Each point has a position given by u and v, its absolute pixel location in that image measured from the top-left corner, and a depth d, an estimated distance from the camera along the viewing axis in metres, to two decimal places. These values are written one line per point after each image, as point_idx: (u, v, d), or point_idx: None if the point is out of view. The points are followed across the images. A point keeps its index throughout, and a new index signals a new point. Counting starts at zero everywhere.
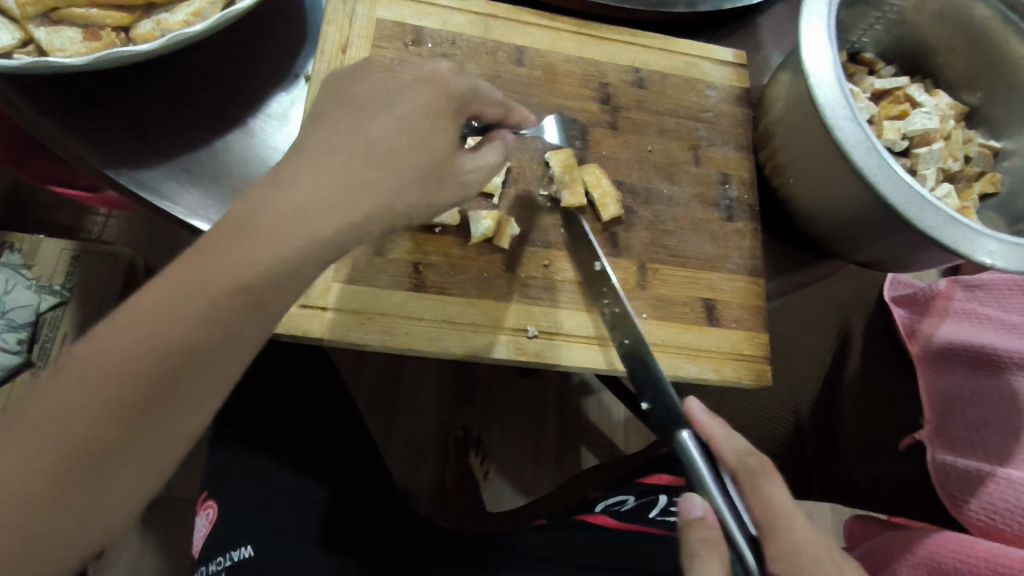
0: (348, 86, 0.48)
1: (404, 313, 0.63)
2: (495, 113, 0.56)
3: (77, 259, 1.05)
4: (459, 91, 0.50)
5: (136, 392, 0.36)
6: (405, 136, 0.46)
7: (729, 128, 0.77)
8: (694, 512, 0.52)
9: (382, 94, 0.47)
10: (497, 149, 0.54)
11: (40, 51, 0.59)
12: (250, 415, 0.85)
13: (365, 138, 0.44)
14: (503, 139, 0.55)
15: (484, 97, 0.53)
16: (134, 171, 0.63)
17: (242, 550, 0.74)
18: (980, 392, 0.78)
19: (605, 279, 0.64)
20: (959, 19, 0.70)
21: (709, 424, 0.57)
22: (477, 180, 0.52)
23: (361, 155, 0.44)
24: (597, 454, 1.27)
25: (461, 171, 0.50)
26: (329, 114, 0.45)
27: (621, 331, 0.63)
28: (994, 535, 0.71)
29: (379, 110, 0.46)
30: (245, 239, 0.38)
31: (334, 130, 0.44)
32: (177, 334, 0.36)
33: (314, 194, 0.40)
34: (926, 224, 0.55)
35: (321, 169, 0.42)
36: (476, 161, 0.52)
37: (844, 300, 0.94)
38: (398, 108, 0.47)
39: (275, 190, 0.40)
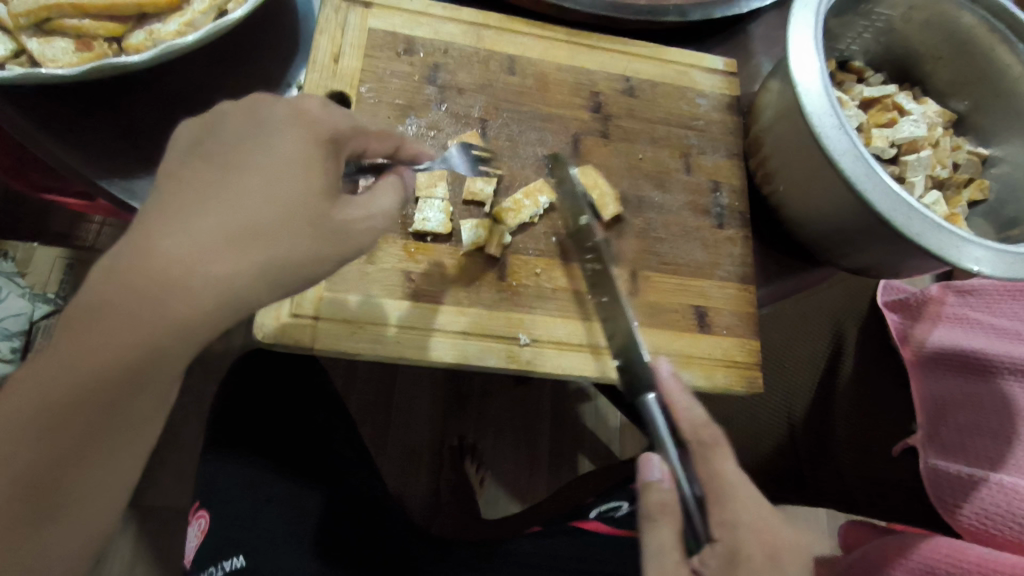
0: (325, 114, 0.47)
1: (395, 321, 0.63)
2: (384, 148, 0.53)
3: (71, 267, 1.05)
4: (337, 130, 0.47)
5: (114, 387, 0.38)
6: (277, 192, 0.42)
7: (720, 136, 0.78)
8: (652, 474, 0.53)
9: (273, 135, 0.44)
10: (393, 188, 0.50)
11: (33, 62, 0.59)
12: (243, 423, 0.86)
13: (313, 159, 0.44)
14: (399, 177, 0.52)
15: (365, 132, 0.50)
16: (127, 181, 0.63)
17: (234, 560, 0.74)
18: (969, 397, 0.78)
19: (591, 234, 0.64)
20: (945, 27, 0.71)
21: (673, 387, 0.58)
22: (370, 228, 0.47)
23: (227, 222, 0.40)
24: (592, 461, 1.27)
25: (343, 220, 0.46)
26: (282, 128, 0.44)
27: (601, 289, 0.64)
28: (986, 539, 0.69)
29: (240, 161, 0.42)
30: (184, 266, 0.38)
31: (293, 147, 0.43)
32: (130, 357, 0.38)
33: (261, 215, 0.41)
34: (913, 231, 0.56)
35: (185, 237, 0.38)
36: (363, 205, 0.47)
37: (833, 305, 0.96)
38: (268, 158, 0.43)
39: (223, 209, 0.40)
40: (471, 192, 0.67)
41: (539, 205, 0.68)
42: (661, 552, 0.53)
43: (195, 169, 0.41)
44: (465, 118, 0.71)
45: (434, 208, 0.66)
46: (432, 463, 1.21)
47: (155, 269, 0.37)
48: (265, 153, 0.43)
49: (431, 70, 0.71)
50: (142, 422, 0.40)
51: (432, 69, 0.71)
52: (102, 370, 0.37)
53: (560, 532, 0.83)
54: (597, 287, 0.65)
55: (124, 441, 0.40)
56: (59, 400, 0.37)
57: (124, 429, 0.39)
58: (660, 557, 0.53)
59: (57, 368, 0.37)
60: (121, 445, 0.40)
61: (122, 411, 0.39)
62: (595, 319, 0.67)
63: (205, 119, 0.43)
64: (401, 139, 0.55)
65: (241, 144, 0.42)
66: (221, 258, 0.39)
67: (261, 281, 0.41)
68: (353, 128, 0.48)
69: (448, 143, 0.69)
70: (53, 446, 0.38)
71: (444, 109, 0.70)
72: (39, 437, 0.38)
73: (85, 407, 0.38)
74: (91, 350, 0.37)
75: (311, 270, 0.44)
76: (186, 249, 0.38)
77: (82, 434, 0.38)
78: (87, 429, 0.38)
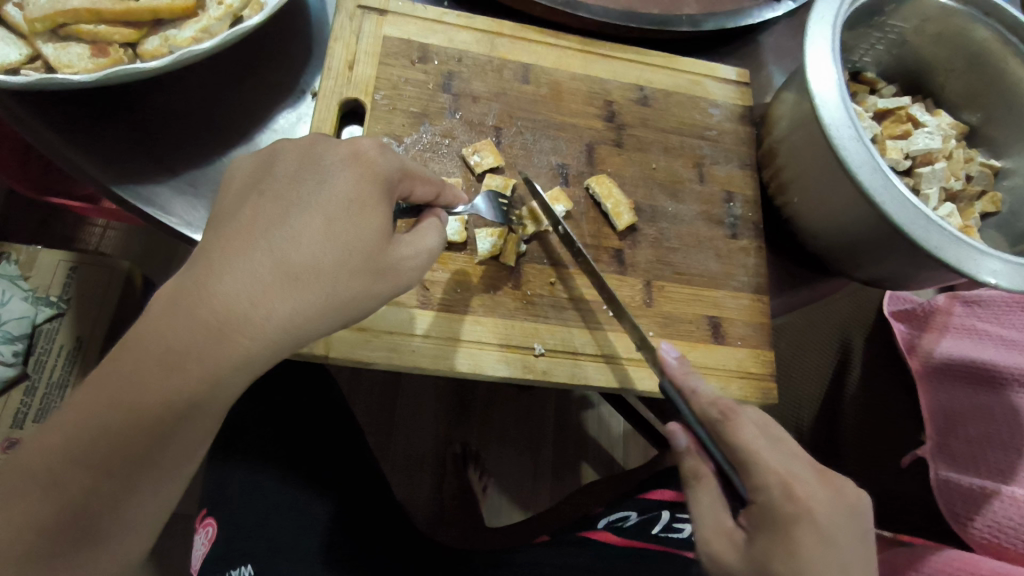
0: (362, 144, 0.48)
1: (409, 331, 0.62)
2: (428, 192, 0.53)
3: (74, 271, 1.03)
4: (386, 172, 0.48)
5: (168, 417, 0.39)
6: (328, 232, 0.43)
7: (732, 146, 0.78)
8: (678, 443, 0.56)
9: (315, 176, 0.45)
10: (435, 227, 0.52)
11: (47, 67, 0.59)
12: (252, 431, 0.85)
13: (368, 198, 0.46)
14: (438, 218, 0.53)
15: (413, 176, 0.51)
16: (139, 186, 0.63)
17: (242, 570, 0.73)
18: (980, 409, 0.79)
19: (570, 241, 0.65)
20: (959, 40, 0.71)
21: (678, 371, 0.58)
22: (417, 265, 0.49)
23: (280, 260, 0.42)
24: (595, 470, 1.26)
25: (396, 258, 0.47)
26: (340, 167, 0.46)
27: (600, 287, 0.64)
28: (1000, 553, 0.71)
29: (291, 204, 0.43)
30: (233, 318, 0.40)
31: (347, 185, 0.45)
32: (179, 391, 0.39)
33: (318, 253, 0.43)
34: (932, 244, 0.55)
35: (240, 275, 0.40)
36: (412, 244, 0.49)
37: (842, 318, 0.94)
38: (318, 195, 0.44)
39: (282, 244, 0.42)
40: None
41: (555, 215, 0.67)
42: (708, 518, 0.54)
43: (255, 205, 0.43)
44: (479, 126, 0.71)
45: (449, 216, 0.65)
46: (435, 468, 1.20)
47: (210, 302, 0.40)
48: (320, 187, 0.45)
49: (445, 78, 0.71)
50: (188, 438, 0.41)
51: (447, 77, 0.71)
52: (157, 391, 0.39)
53: (568, 543, 0.83)
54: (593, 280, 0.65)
55: (168, 458, 0.40)
56: (111, 417, 0.39)
57: (171, 444, 0.40)
58: (708, 523, 0.54)
59: (110, 391, 0.39)
60: (166, 462, 0.40)
61: (170, 428, 0.40)
62: (601, 328, 0.66)
63: (257, 160, 0.46)
64: (443, 184, 0.55)
65: (294, 180, 0.44)
66: (275, 297, 0.41)
67: (313, 314, 0.43)
68: (404, 170, 0.49)
69: (463, 151, 0.69)
70: (96, 465, 0.39)
71: (458, 117, 0.70)
72: (81, 467, 0.38)
73: (135, 422, 0.39)
74: (147, 369, 0.39)
75: (361, 306, 0.46)
76: (236, 282, 0.40)
77: (130, 451, 0.39)
78: (126, 464, 0.39)
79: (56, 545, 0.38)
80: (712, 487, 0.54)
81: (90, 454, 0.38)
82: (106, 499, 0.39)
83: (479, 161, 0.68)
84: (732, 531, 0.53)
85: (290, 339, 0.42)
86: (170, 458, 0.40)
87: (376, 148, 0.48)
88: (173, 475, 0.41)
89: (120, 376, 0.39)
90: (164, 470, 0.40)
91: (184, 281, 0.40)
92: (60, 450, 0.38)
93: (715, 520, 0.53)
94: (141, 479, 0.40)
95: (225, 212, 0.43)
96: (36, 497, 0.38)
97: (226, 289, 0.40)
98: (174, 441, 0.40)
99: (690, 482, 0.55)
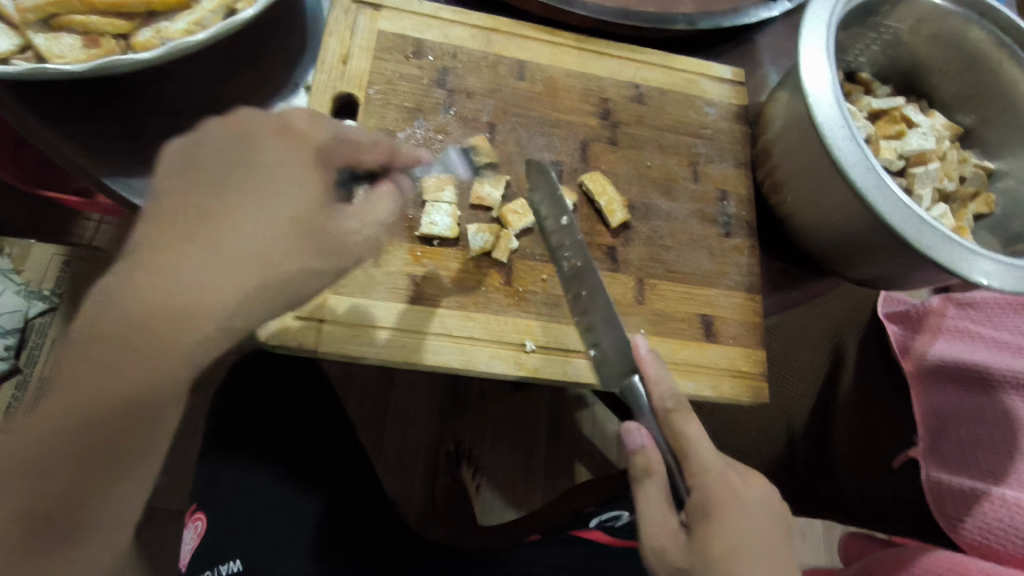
0: (293, 116, 0.48)
1: (402, 325, 0.62)
2: (377, 158, 0.52)
3: (67, 265, 1.03)
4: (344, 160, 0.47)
5: (142, 404, 0.39)
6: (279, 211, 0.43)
7: (727, 145, 0.78)
8: (634, 442, 0.53)
9: (269, 158, 0.45)
10: (387, 196, 0.50)
11: (38, 57, 0.58)
12: (244, 426, 0.86)
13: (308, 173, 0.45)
14: (393, 184, 0.51)
15: (355, 143, 0.49)
16: (130, 178, 0.63)
17: (230, 565, 0.71)
18: (972, 410, 0.79)
19: (571, 233, 0.63)
20: (954, 41, 0.71)
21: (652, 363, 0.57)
22: (364, 238, 0.47)
23: (234, 237, 0.41)
24: (589, 469, 1.26)
25: (340, 230, 0.46)
26: (272, 142, 0.46)
27: (580, 284, 0.63)
28: (989, 554, 0.71)
29: (248, 186, 0.43)
30: (200, 300, 0.39)
31: (281, 158, 0.45)
32: (147, 375, 0.39)
33: (276, 230, 0.43)
34: (924, 244, 0.55)
35: (199, 256, 0.40)
36: (357, 216, 0.47)
37: (837, 318, 0.94)
38: (289, 177, 0.44)
39: (239, 222, 0.42)
40: (477, 196, 0.67)
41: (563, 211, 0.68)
42: (653, 516, 0.52)
43: (209, 186, 0.43)
44: (474, 122, 0.70)
45: (441, 212, 0.65)
46: (428, 465, 1.21)
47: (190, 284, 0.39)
48: (268, 161, 0.45)
49: (440, 74, 0.71)
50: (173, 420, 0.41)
51: (441, 73, 0.71)
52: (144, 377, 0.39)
53: (559, 542, 0.82)
54: (575, 284, 0.64)
55: (152, 443, 0.40)
56: (98, 400, 0.38)
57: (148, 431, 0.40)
58: (653, 522, 0.51)
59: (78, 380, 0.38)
60: (151, 445, 0.40)
61: (143, 415, 0.39)
62: None
63: (216, 138, 0.45)
64: (396, 146, 0.54)
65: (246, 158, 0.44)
66: (227, 274, 0.40)
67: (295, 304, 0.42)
68: (339, 138, 0.48)
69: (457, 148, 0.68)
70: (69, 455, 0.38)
71: (453, 112, 0.70)
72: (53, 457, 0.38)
73: (120, 405, 0.38)
74: (113, 351, 0.38)
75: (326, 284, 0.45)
76: (223, 264, 0.40)
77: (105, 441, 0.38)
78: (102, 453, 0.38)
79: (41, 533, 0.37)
80: (659, 485, 0.52)
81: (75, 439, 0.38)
82: (87, 489, 0.38)
83: None
84: (675, 528, 0.51)
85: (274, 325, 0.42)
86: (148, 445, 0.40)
87: (310, 122, 0.48)
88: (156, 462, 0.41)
89: (88, 359, 0.38)
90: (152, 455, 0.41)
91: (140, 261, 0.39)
92: (31, 440, 0.38)
93: (659, 517, 0.51)
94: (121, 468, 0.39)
95: None
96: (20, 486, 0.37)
97: (189, 268, 0.40)
98: (150, 429, 0.40)
99: (640, 482, 0.52)
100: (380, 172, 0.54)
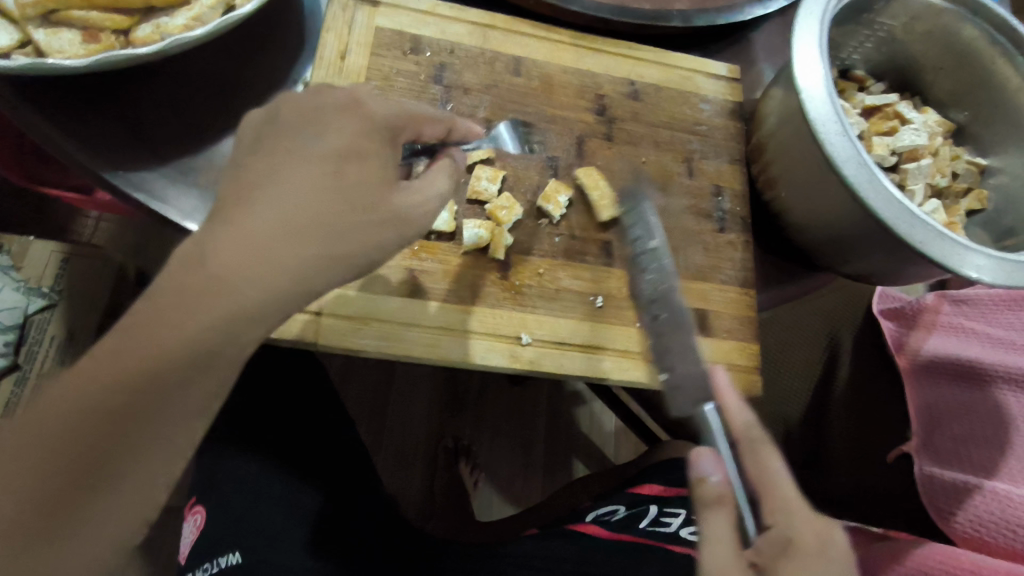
0: (361, 93, 0.48)
1: (399, 317, 0.63)
2: (436, 132, 0.54)
3: (66, 262, 1.04)
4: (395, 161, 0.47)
5: (156, 407, 0.37)
6: (304, 197, 0.42)
7: (722, 141, 0.78)
8: (703, 466, 0.49)
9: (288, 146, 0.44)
10: (445, 169, 0.52)
11: (38, 53, 0.59)
12: (243, 421, 0.86)
13: (362, 153, 0.45)
14: (450, 159, 0.53)
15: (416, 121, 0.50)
16: (130, 173, 0.63)
17: (230, 557, 0.74)
18: (965, 405, 0.80)
19: (657, 257, 0.65)
20: (947, 39, 0.71)
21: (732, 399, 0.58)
22: (427, 211, 0.49)
23: (255, 222, 0.40)
24: (586, 465, 1.27)
25: (403, 204, 0.47)
26: (340, 117, 0.46)
27: (659, 305, 0.65)
28: (979, 547, 0.72)
29: (269, 174, 0.42)
30: (209, 287, 0.38)
31: (342, 138, 0.45)
32: (157, 373, 0.37)
33: (319, 214, 0.42)
34: (915, 239, 0.56)
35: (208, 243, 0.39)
36: (418, 191, 0.48)
37: (828, 316, 0.93)
38: (317, 150, 0.44)
39: (282, 202, 0.41)
40: (474, 190, 0.68)
41: (560, 206, 0.69)
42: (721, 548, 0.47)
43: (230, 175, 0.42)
44: (470, 118, 0.71)
45: None
46: (426, 461, 1.21)
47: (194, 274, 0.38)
48: (312, 147, 0.44)
49: (437, 70, 0.71)
50: (176, 417, 0.38)
51: (438, 69, 0.71)
52: (146, 372, 0.37)
53: (556, 535, 0.83)
54: (654, 304, 0.65)
55: (160, 448, 0.38)
56: (100, 395, 0.36)
57: (161, 435, 0.38)
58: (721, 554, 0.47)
59: (97, 373, 0.37)
60: (154, 444, 0.38)
61: (157, 418, 0.38)
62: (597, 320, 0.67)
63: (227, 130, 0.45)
64: (453, 120, 0.57)
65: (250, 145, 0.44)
66: (245, 256, 0.39)
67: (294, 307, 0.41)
68: (406, 115, 0.49)
69: None
70: (83, 455, 0.36)
71: (450, 108, 0.70)
72: (59, 457, 0.36)
73: (136, 408, 0.37)
74: (123, 345, 0.37)
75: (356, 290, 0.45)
76: (230, 253, 0.39)
77: (118, 440, 0.37)
78: (114, 453, 0.37)
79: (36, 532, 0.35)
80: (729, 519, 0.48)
81: (77, 434, 0.36)
82: (96, 486, 0.37)
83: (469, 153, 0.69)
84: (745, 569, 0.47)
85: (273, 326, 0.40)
86: (160, 450, 0.38)
87: (375, 99, 0.48)
88: (159, 465, 0.38)
89: (106, 354, 0.37)
90: (155, 456, 0.38)
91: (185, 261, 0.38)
92: (31, 429, 0.36)
93: (727, 553, 0.47)
94: (127, 473, 0.37)
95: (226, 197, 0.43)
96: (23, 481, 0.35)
97: (197, 255, 0.38)
98: (160, 434, 0.38)
99: (709, 508, 0.48)
100: (438, 146, 0.58)
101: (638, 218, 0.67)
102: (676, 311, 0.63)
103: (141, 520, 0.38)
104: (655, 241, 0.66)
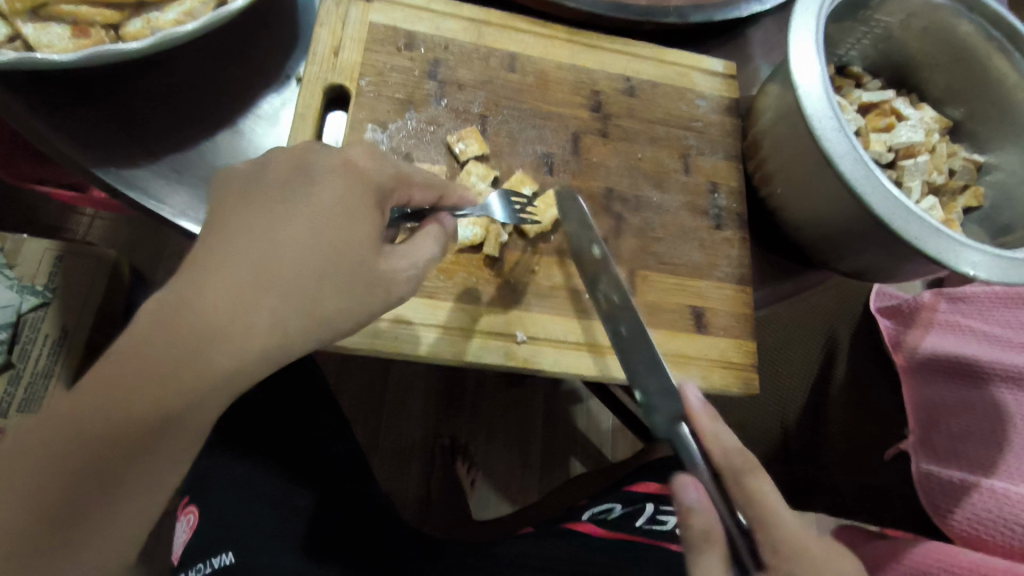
0: (352, 153, 0.47)
1: (391, 315, 0.62)
2: (427, 198, 0.52)
3: (60, 261, 1.03)
4: (381, 177, 0.47)
5: (154, 421, 0.36)
6: (287, 241, 0.41)
7: (718, 137, 0.78)
8: (688, 496, 0.49)
9: (282, 180, 0.44)
10: (433, 234, 0.50)
11: (28, 47, 0.58)
12: (239, 421, 0.86)
13: (353, 210, 0.44)
14: (439, 224, 0.51)
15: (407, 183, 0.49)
16: (122, 170, 0.62)
17: (223, 557, 0.72)
18: (963, 403, 0.79)
19: (604, 266, 0.62)
20: (943, 36, 0.71)
21: (701, 408, 0.54)
22: (409, 279, 0.48)
23: (234, 262, 0.39)
24: (582, 464, 1.26)
25: (389, 269, 0.46)
26: (326, 176, 0.45)
27: (620, 319, 0.61)
28: (977, 544, 0.72)
29: (258, 212, 0.42)
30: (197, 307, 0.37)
31: (335, 194, 0.44)
32: (156, 387, 0.36)
33: (309, 269, 0.41)
34: (912, 235, 0.56)
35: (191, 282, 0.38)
36: (405, 255, 0.48)
37: (829, 313, 0.95)
38: (315, 187, 0.44)
39: (270, 255, 0.40)
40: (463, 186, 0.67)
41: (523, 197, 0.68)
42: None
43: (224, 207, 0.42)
44: (465, 114, 0.70)
45: None
46: (423, 460, 1.20)
47: (195, 301, 0.37)
48: (307, 197, 0.43)
49: (431, 66, 0.71)
50: (190, 420, 0.37)
51: (433, 65, 0.71)
52: (156, 379, 0.36)
53: (551, 534, 0.81)
54: (614, 319, 0.61)
55: (161, 465, 0.37)
56: (105, 402, 0.35)
57: (158, 453, 0.36)
58: None
59: (88, 390, 0.35)
60: (156, 460, 0.36)
61: (157, 434, 0.36)
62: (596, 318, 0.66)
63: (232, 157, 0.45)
64: (444, 187, 0.55)
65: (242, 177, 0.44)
66: (221, 289, 0.38)
67: (298, 323, 0.41)
68: (397, 178, 0.48)
69: (447, 139, 0.68)
70: (73, 474, 0.34)
71: (444, 104, 0.70)
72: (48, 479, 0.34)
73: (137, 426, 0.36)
74: (122, 361, 0.36)
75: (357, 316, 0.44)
76: (216, 297, 0.38)
77: (113, 457, 0.35)
78: (111, 472, 0.35)
79: (38, 544, 0.34)
80: (724, 550, 0.48)
81: (73, 452, 0.34)
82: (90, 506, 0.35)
83: (463, 149, 0.68)
84: None
85: (281, 347, 0.40)
86: (160, 467, 0.37)
87: (366, 155, 0.47)
88: (165, 469, 0.37)
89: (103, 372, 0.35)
90: (162, 461, 0.37)
91: (179, 291, 0.38)
92: (14, 449, 0.34)
93: None
94: (123, 492, 0.36)
95: (216, 217, 0.42)
96: (21, 491, 0.34)
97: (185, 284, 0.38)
98: (158, 451, 0.36)
99: (700, 547, 0.48)
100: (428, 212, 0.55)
101: (580, 230, 0.65)
102: (638, 327, 0.58)
103: (136, 526, 0.37)
104: (598, 245, 0.63)
